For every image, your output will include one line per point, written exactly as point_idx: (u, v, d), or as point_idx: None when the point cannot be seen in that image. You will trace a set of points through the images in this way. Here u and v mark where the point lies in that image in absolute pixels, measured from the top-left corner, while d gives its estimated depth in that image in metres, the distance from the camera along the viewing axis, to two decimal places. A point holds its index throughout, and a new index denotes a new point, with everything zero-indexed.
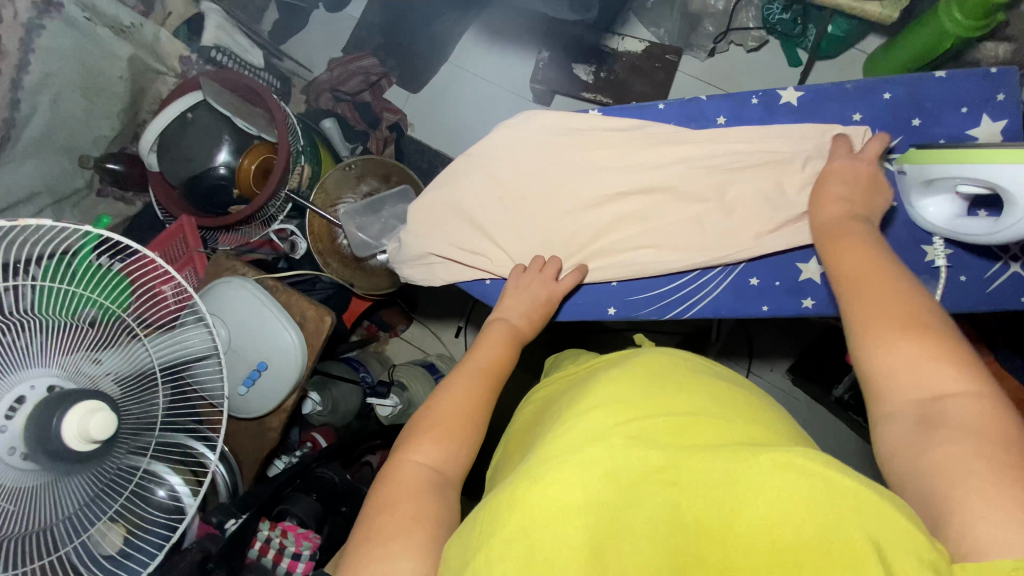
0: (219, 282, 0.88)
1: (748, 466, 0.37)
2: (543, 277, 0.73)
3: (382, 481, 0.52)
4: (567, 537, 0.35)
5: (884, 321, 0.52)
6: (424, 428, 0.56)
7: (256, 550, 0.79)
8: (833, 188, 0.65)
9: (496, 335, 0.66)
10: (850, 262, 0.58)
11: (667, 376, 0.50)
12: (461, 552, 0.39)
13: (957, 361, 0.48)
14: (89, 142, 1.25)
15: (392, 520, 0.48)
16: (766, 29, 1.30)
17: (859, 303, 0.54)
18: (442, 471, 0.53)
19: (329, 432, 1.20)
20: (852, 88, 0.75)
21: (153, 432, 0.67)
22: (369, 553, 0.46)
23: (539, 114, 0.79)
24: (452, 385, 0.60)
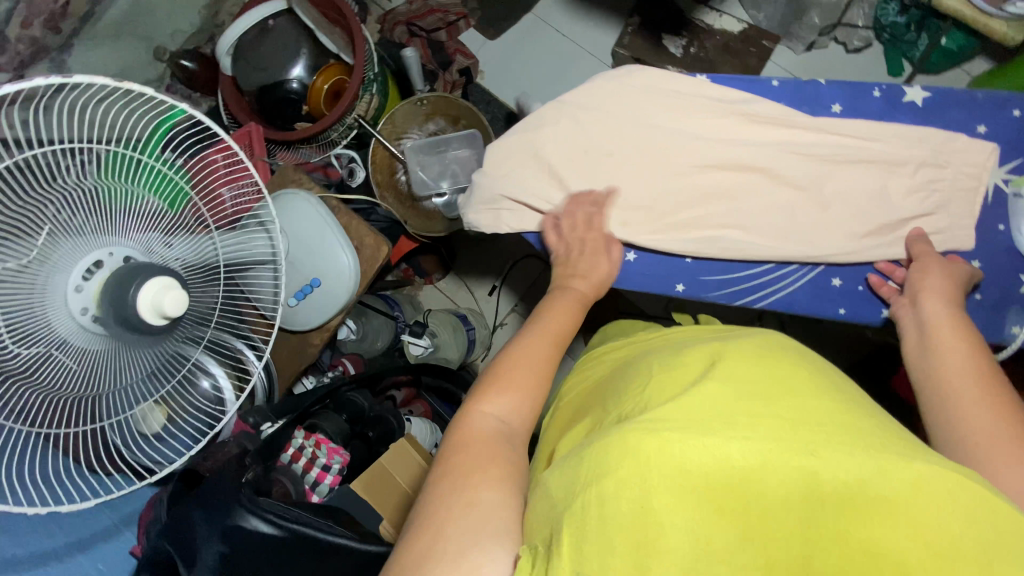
0: (286, 193, 0.88)
1: (878, 459, 0.37)
2: (591, 232, 0.71)
3: (455, 427, 0.52)
4: (690, 493, 0.36)
5: (1000, 438, 0.46)
6: (493, 377, 0.56)
7: (288, 455, 0.81)
8: (928, 288, 0.64)
9: (566, 300, 0.64)
10: (954, 363, 0.55)
11: (778, 360, 0.48)
12: (565, 486, 0.41)
13: None
14: (167, 35, 1.26)
15: (469, 458, 0.48)
16: (875, 30, 1.23)
17: (967, 416, 0.50)
18: (512, 422, 0.53)
19: (357, 359, 1.19)
20: (982, 98, 0.72)
21: (208, 327, 0.68)
22: (448, 488, 0.46)
23: (642, 70, 0.76)
24: (526, 338, 0.60)
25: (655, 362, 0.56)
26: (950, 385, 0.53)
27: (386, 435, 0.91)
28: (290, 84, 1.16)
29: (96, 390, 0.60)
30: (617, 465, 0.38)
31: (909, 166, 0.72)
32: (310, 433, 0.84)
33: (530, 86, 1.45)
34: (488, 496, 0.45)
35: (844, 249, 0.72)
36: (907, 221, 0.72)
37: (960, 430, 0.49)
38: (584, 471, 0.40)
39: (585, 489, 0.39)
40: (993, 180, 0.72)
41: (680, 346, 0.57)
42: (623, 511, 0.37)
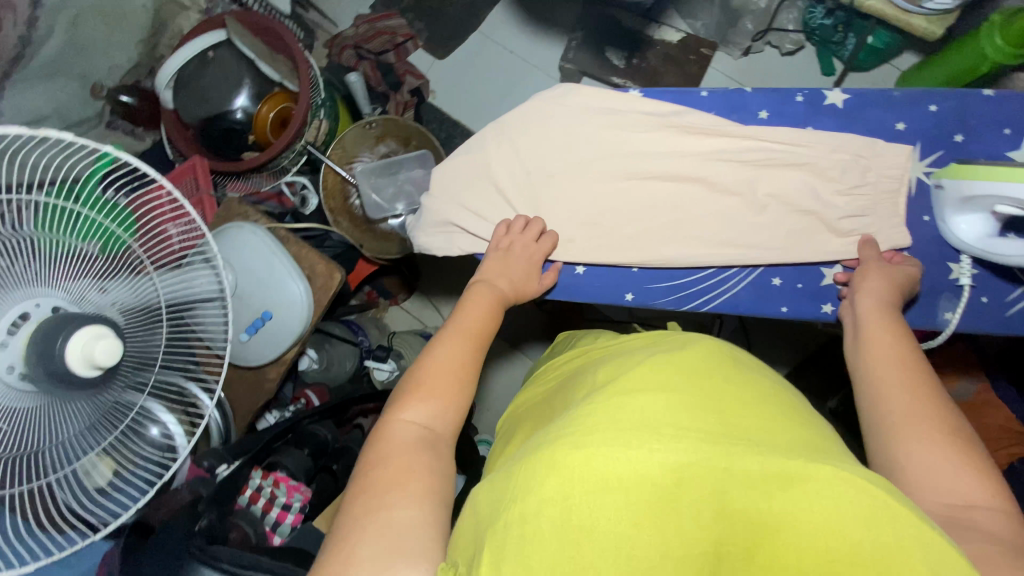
0: (232, 226, 0.87)
1: (794, 468, 0.38)
2: (523, 237, 0.74)
3: (375, 440, 0.53)
4: (606, 504, 0.37)
5: (917, 420, 0.53)
6: (415, 387, 0.57)
7: (246, 497, 0.79)
8: (868, 283, 0.69)
9: (480, 299, 0.67)
10: (885, 348, 0.61)
11: (698, 371, 0.51)
12: (490, 502, 0.42)
13: (982, 478, 0.48)
14: (103, 72, 1.23)
15: (388, 472, 0.50)
16: (805, 33, 1.28)
17: (891, 398, 0.56)
18: (433, 429, 0.55)
19: (321, 390, 1.17)
20: (899, 96, 0.75)
21: (152, 370, 0.65)
22: (366, 502, 0.47)
23: (577, 89, 0.79)
24: (441, 345, 0.61)
25: (595, 375, 0.57)
26: (881, 368, 0.59)
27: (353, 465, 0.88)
28: (235, 113, 1.14)
29: (29, 450, 0.56)
30: (541, 479, 0.39)
31: (834, 167, 0.74)
32: (269, 472, 0.82)
33: (481, 103, 1.46)
34: (404, 514, 0.46)
35: (781, 248, 0.75)
36: (837, 218, 0.75)
37: (883, 412, 0.55)
38: (512, 487, 0.41)
39: (510, 506, 0.40)
40: (918, 174, 0.74)
41: (620, 358, 0.58)
42: (541, 526, 0.37)
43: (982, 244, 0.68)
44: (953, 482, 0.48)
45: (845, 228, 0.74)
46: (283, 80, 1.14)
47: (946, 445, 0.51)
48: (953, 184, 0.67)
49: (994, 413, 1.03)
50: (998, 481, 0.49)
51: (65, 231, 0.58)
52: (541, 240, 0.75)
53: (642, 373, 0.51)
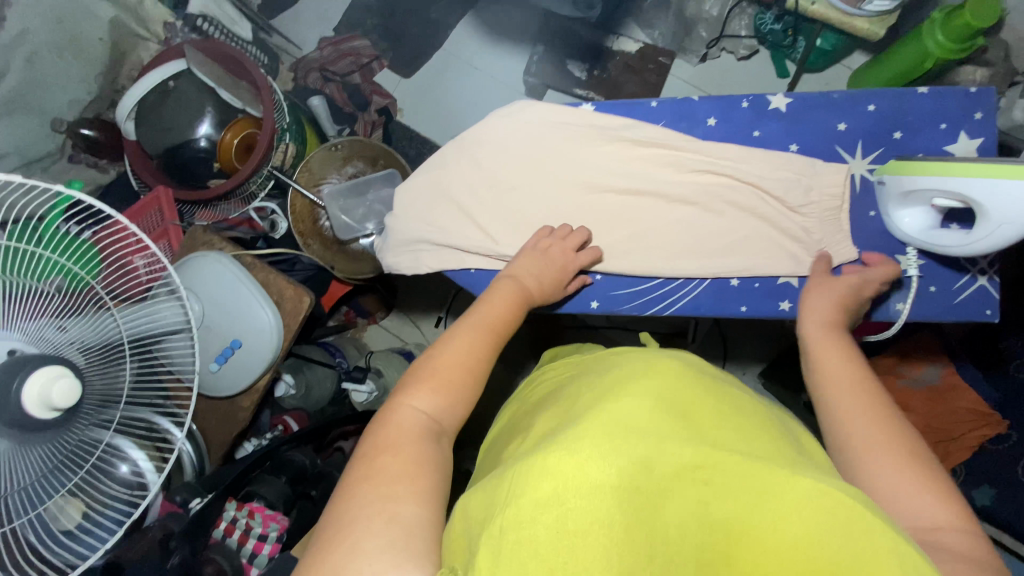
0: (196, 256, 0.86)
1: (763, 478, 0.39)
2: (563, 245, 0.74)
3: (381, 425, 0.52)
4: (596, 512, 0.36)
5: (876, 442, 0.53)
6: (426, 375, 0.57)
7: (221, 529, 0.76)
8: (810, 299, 0.70)
9: (504, 292, 0.67)
10: (843, 365, 0.61)
11: (684, 381, 0.52)
12: (484, 506, 0.40)
13: (945, 497, 0.49)
14: (62, 106, 1.22)
15: (392, 461, 0.48)
16: (758, 38, 1.32)
17: (847, 420, 0.56)
18: (438, 421, 0.54)
19: (300, 415, 1.17)
20: (839, 97, 0.78)
21: (117, 407, 0.64)
22: (368, 491, 0.46)
23: (533, 106, 0.80)
24: (454, 335, 0.61)
25: (569, 391, 0.57)
26: (834, 389, 0.59)
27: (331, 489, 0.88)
28: (197, 142, 1.14)
29: None
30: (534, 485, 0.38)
31: (782, 168, 0.77)
32: (244, 503, 0.81)
33: (448, 119, 1.48)
34: (408, 509, 0.44)
35: (737, 249, 0.77)
36: (787, 218, 0.77)
37: (843, 435, 0.55)
38: (501, 495, 0.40)
39: (504, 509, 0.38)
40: (861, 172, 0.77)
41: (596, 371, 0.59)
42: (535, 533, 0.36)
43: (924, 233, 0.70)
44: (916, 502, 0.49)
45: (796, 227, 0.77)
46: (245, 106, 1.15)
47: (905, 465, 0.51)
48: (893, 178, 0.71)
49: (961, 396, 1.06)
50: (953, 492, 0.50)
51: (22, 274, 0.59)
52: (578, 251, 0.75)
53: (622, 381, 0.52)
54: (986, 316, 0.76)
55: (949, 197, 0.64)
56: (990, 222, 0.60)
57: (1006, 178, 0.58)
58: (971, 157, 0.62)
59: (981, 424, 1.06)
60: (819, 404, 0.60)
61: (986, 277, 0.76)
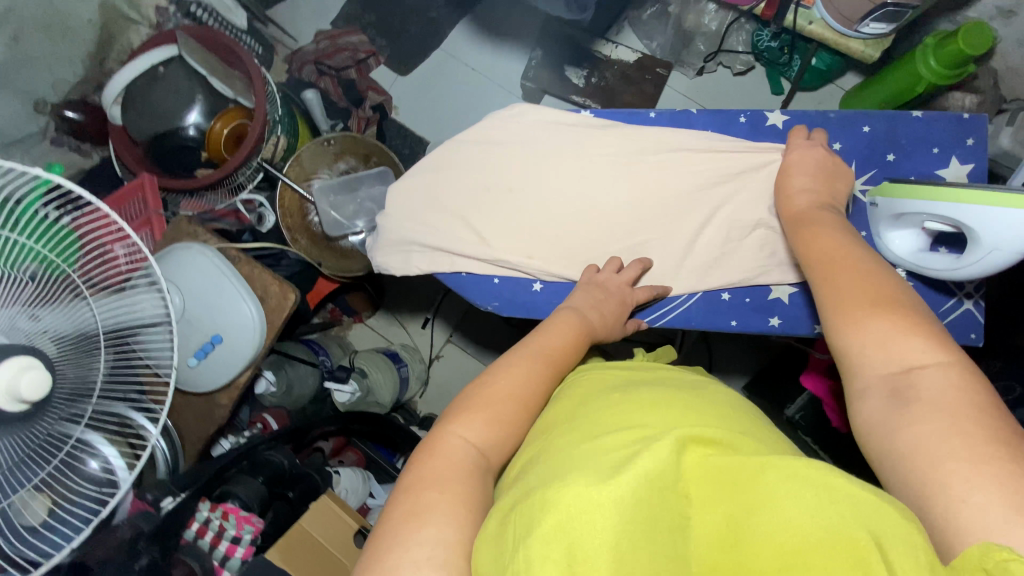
0: (178, 247, 0.84)
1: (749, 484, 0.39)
2: (619, 279, 0.72)
3: (426, 454, 0.50)
4: (605, 535, 0.35)
5: (859, 302, 0.52)
6: (475, 404, 0.53)
7: (193, 531, 0.72)
8: (784, 184, 0.70)
9: (567, 323, 0.63)
10: (827, 242, 0.60)
11: (726, 416, 0.50)
12: (494, 553, 0.40)
13: (924, 334, 0.48)
14: (47, 87, 1.19)
15: (437, 496, 0.46)
16: (754, 54, 1.33)
17: (832, 289, 0.55)
18: (489, 457, 0.51)
19: (281, 414, 1.13)
20: (836, 117, 0.78)
21: (90, 400, 0.62)
22: (413, 530, 0.44)
23: (532, 110, 0.80)
24: (511, 364, 0.58)
25: (560, 410, 0.56)
26: (822, 265, 0.57)
27: (309, 491, 0.85)
28: (186, 130, 1.12)
29: None
30: (540, 516, 0.38)
31: None
32: (218, 503, 0.76)
33: (444, 120, 1.47)
34: (458, 562, 0.43)
35: (729, 263, 0.77)
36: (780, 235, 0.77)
37: (831, 300, 0.54)
38: (512, 532, 0.39)
39: (514, 555, 0.38)
40: (854, 193, 0.78)
41: (587, 386, 0.59)
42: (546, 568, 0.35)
43: (918, 255, 0.70)
44: (898, 347, 0.48)
45: None
46: (237, 96, 1.12)
47: (882, 312, 0.50)
48: (883, 202, 0.72)
49: None
50: (938, 330, 0.49)
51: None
52: (633, 286, 0.74)
53: (617, 406, 0.52)
54: (970, 340, 0.77)
55: (938, 220, 0.65)
56: (981, 248, 0.61)
57: (991, 204, 0.58)
58: (966, 183, 0.62)
59: None
60: (808, 273, 0.60)
61: (971, 301, 0.77)
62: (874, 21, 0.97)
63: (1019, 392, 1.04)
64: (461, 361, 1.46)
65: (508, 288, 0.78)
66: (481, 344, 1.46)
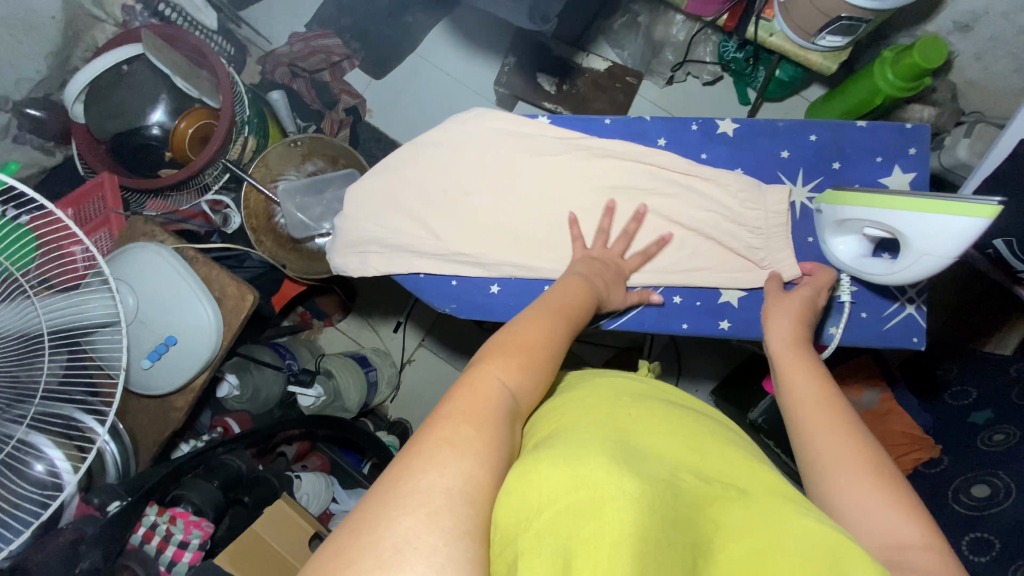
0: (133, 246, 0.83)
1: (772, 514, 0.41)
2: (610, 251, 0.74)
3: (461, 386, 0.47)
4: (636, 525, 0.36)
5: (842, 466, 0.49)
6: (508, 351, 0.52)
7: (138, 535, 0.70)
8: (774, 313, 0.70)
9: (581, 292, 0.65)
10: (818, 384, 0.58)
11: (710, 429, 0.53)
12: (510, 512, 0.39)
13: (918, 515, 0.46)
14: (9, 85, 1.17)
15: (474, 434, 0.43)
16: (721, 65, 1.35)
17: (814, 440, 0.53)
18: (521, 402, 0.50)
19: (244, 417, 1.11)
20: (784, 126, 0.80)
21: (31, 403, 0.61)
22: (444, 456, 0.40)
23: (490, 113, 0.80)
24: (538, 319, 0.57)
25: (568, 399, 0.56)
26: (803, 411, 0.56)
27: (266, 497, 0.85)
28: (151, 129, 1.10)
29: None
30: (566, 492, 0.38)
31: (728, 192, 0.79)
32: (166, 508, 0.74)
33: (418, 124, 1.48)
34: (480, 497, 0.39)
35: (679, 268, 0.79)
36: (731, 240, 0.79)
37: (815, 460, 0.51)
38: (532, 494, 0.39)
39: (538, 517, 0.38)
40: (801, 199, 0.80)
41: (593, 384, 0.60)
42: (570, 542, 0.35)
43: (855, 260, 0.73)
44: (882, 520, 0.46)
45: (740, 251, 0.78)
46: (203, 96, 1.10)
47: (876, 481, 0.48)
48: (826, 207, 0.74)
49: (896, 419, 1.10)
50: (921, 513, 0.46)
51: None
52: (624, 257, 0.76)
53: (628, 410, 0.52)
54: (912, 344, 0.79)
55: (871, 222, 0.67)
56: (913, 252, 0.63)
57: (912, 210, 0.62)
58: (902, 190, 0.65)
59: (914, 448, 1.07)
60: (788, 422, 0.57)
61: (914, 306, 0.79)
62: (830, 34, 0.99)
63: (974, 397, 1.06)
64: (433, 365, 1.46)
65: (465, 289, 0.78)
66: (451, 348, 1.46)
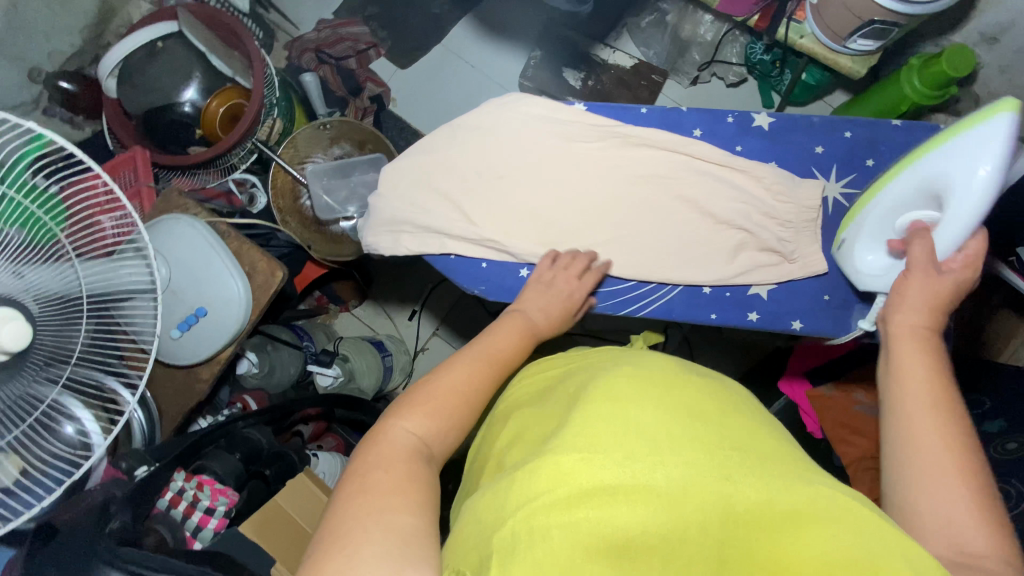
0: (168, 218, 0.84)
1: (765, 478, 0.42)
2: (567, 273, 0.74)
3: (372, 442, 0.53)
4: (615, 519, 0.38)
5: (944, 464, 0.49)
6: (420, 400, 0.57)
7: (166, 500, 0.71)
8: (910, 291, 0.64)
9: (512, 326, 0.67)
10: (924, 372, 0.56)
11: (717, 398, 0.53)
12: (494, 507, 0.43)
13: (993, 528, 0.46)
14: (43, 56, 1.19)
15: (386, 478, 0.49)
16: (747, 67, 1.35)
17: (916, 431, 0.52)
18: (434, 446, 0.55)
19: (260, 396, 1.13)
20: (819, 122, 0.81)
21: (66, 365, 0.62)
22: (358, 504, 0.46)
23: (527, 98, 0.81)
24: (455, 364, 0.61)
25: (557, 396, 0.58)
26: (905, 396, 0.55)
27: (286, 471, 0.85)
28: (182, 106, 1.11)
29: None
30: (547, 490, 0.41)
31: (761, 186, 0.79)
32: (194, 474, 0.77)
33: (441, 113, 1.49)
34: (402, 525, 0.45)
35: (708, 260, 0.80)
36: (761, 234, 0.80)
37: (913, 454, 0.51)
38: (514, 495, 0.42)
39: (516, 514, 0.40)
40: (832, 195, 0.81)
41: (586, 371, 0.60)
42: (553, 537, 0.38)
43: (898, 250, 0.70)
44: (957, 525, 0.46)
45: (770, 245, 0.79)
46: (235, 75, 1.11)
47: (965, 487, 0.48)
48: (852, 230, 0.76)
49: None
50: (1004, 525, 0.47)
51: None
52: (582, 278, 0.75)
53: (633, 385, 0.53)
54: None
55: (913, 194, 0.68)
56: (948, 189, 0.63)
57: (935, 154, 0.66)
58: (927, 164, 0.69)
59: None
60: (886, 406, 0.56)
61: None
62: (861, 37, 0.99)
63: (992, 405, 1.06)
64: (446, 353, 1.47)
65: (497, 273, 0.80)
66: (466, 337, 1.46)
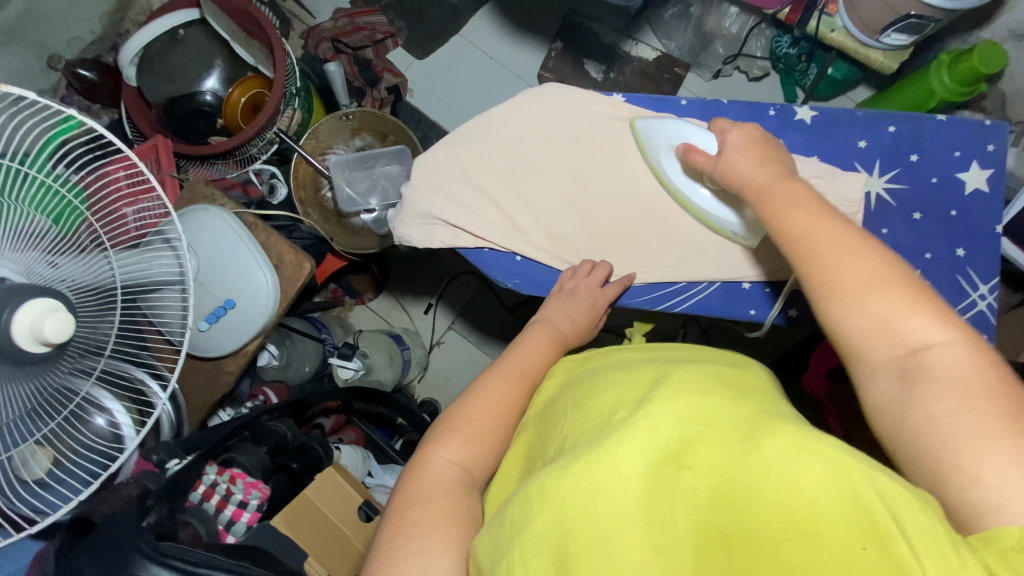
0: (197, 209, 0.83)
1: (761, 447, 0.40)
2: (588, 281, 0.75)
3: (412, 475, 0.54)
4: (606, 530, 0.38)
5: (865, 280, 0.51)
6: (458, 426, 0.57)
7: (199, 493, 0.70)
8: (732, 167, 0.65)
9: (537, 340, 0.68)
10: (795, 215, 0.58)
11: (759, 398, 0.51)
12: (492, 540, 0.44)
13: (928, 313, 0.49)
14: (63, 43, 1.19)
15: (424, 514, 0.49)
16: (772, 60, 1.34)
17: (822, 251, 0.54)
18: (472, 471, 0.55)
19: (280, 389, 1.10)
20: (862, 116, 0.80)
21: (100, 357, 0.60)
22: (402, 546, 0.47)
23: (567, 89, 0.82)
24: (488, 383, 0.62)
25: (571, 396, 0.57)
26: (795, 237, 0.57)
27: (313, 464, 0.85)
28: (203, 96, 1.12)
29: None
30: (534, 514, 0.41)
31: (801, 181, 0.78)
32: (224, 467, 0.75)
33: (460, 104, 1.47)
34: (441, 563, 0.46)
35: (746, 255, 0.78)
36: None
37: (827, 279, 0.53)
38: (513, 522, 0.42)
39: (511, 545, 0.41)
40: (875, 190, 0.79)
41: (602, 374, 0.59)
42: (543, 561, 0.39)
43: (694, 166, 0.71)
44: (900, 328, 0.49)
45: None
46: (257, 64, 1.11)
47: (893, 286, 0.51)
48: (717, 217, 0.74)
49: None
50: (936, 298, 0.50)
51: (33, 201, 0.59)
52: (602, 285, 0.76)
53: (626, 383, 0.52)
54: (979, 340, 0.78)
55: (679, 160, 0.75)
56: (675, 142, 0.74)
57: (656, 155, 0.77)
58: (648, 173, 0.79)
59: None
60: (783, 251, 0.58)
61: (985, 302, 0.78)
62: (896, 31, 0.98)
63: None
64: (464, 347, 1.46)
65: (531, 267, 0.79)
66: (484, 331, 1.46)
